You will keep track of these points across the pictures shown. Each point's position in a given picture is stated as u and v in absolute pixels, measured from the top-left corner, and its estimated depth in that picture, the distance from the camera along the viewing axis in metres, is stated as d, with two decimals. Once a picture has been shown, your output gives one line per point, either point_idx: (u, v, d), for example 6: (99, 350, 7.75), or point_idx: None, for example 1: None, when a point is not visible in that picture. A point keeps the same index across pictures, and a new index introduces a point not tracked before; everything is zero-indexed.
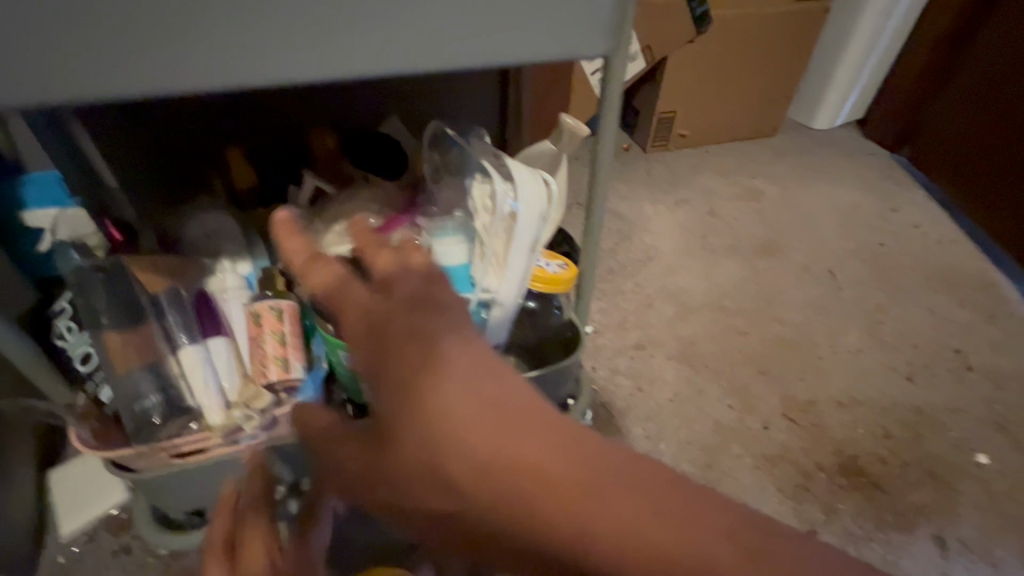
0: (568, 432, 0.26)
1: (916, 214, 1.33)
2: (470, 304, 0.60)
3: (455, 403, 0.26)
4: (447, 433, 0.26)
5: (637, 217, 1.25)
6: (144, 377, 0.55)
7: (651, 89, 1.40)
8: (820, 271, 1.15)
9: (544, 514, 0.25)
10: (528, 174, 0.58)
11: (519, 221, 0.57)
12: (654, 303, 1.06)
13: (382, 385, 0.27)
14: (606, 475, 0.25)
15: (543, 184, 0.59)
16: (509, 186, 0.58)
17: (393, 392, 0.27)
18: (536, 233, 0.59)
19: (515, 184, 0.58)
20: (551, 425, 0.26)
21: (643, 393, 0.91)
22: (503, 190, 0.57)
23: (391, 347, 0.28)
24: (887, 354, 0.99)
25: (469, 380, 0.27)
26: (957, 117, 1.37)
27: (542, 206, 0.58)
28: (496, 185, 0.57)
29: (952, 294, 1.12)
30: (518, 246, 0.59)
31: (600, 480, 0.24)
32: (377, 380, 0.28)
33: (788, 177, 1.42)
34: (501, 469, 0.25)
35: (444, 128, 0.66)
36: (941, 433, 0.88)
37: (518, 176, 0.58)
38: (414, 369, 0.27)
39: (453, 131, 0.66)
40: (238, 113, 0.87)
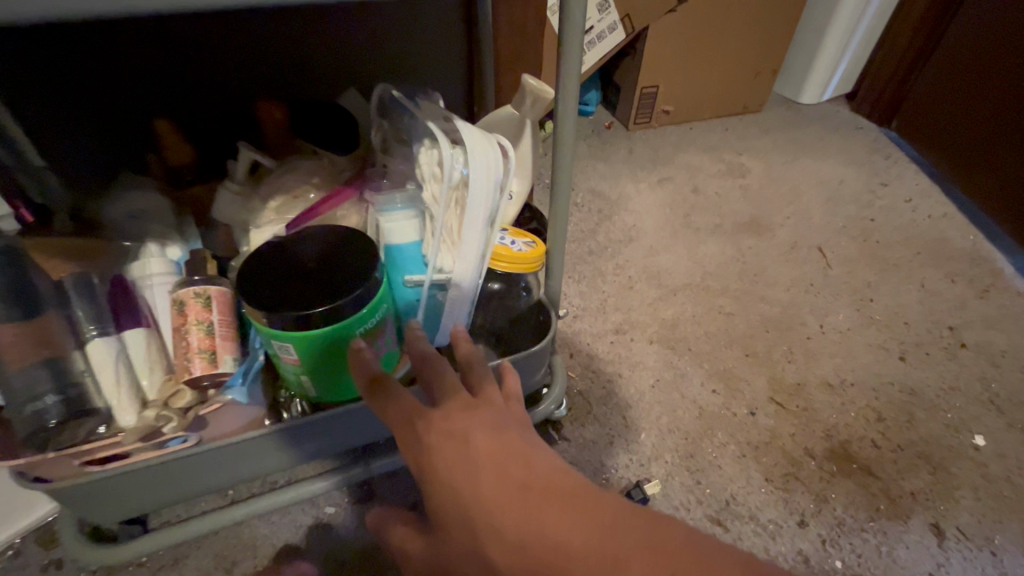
0: (585, 507, 0.30)
1: (906, 188, 1.29)
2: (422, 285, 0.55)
3: (488, 491, 0.31)
4: (491, 521, 0.31)
5: (618, 195, 1.19)
6: (37, 374, 0.47)
7: (631, 62, 1.33)
8: (808, 248, 1.10)
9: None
10: (479, 136, 0.52)
11: (471, 190, 0.51)
12: (635, 284, 1.00)
13: (432, 483, 0.34)
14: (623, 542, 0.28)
15: (498, 148, 0.52)
16: (459, 150, 0.51)
17: (440, 488, 0.33)
18: (492, 204, 0.53)
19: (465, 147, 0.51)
20: (570, 502, 0.30)
21: (622, 379, 0.86)
22: (451, 155, 0.51)
23: (433, 451, 0.34)
24: (878, 332, 0.95)
25: (497, 471, 0.32)
26: (946, 88, 1.32)
27: (497, 173, 0.52)
28: (443, 149, 0.51)
29: (943, 269, 1.08)
30: (472, 219, 0.53)
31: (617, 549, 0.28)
32: (427, 479, 0.34)
33: (775, 152, 1.36)
34: (531, 546, 0.29)
35: (390, 91, 0.60)
36: (935, 414, 0.84)
37: (469, 138, 0.51)
38: (454, 466, 0.33)
39: (399, 93, 0.60)
40: (173, 83, 0.79)
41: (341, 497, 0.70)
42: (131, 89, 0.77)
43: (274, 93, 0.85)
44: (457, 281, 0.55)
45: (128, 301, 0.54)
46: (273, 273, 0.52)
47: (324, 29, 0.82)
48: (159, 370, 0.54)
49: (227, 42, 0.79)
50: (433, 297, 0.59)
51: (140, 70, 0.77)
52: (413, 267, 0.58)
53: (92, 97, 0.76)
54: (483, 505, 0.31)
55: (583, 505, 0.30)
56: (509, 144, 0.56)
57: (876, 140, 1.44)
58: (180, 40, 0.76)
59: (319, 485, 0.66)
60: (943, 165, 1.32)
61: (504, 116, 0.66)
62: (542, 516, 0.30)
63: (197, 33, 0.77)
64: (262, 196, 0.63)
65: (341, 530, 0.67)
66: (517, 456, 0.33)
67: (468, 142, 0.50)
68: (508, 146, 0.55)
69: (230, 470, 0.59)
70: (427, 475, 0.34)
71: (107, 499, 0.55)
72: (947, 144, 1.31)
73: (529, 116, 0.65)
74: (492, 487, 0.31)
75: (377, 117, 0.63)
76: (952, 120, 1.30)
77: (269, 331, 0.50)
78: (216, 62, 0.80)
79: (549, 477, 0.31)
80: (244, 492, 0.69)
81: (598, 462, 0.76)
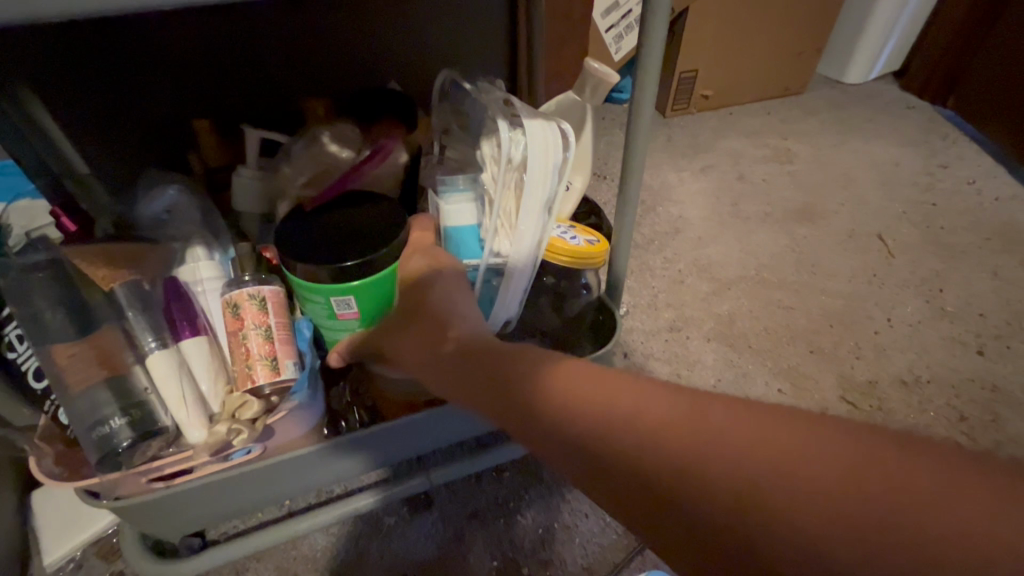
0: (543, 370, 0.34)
1: (967, 168, 1.21)
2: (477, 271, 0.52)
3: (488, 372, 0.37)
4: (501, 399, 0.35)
5: (661, 185, 1.14)
6: (101, 394, 0.46)
7: (670, 46, 1.28)
8: (867, 235, 1.05)
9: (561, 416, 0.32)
10: (540, 121, 0.49)
11: (529, 173, 0.48)
12: (687, 278, 0.96)
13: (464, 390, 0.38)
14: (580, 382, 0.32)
15: (558, 130, 0.49)
16: (518, 134, 0.49)
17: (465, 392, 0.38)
18: (550, 188, 0.50)
19: (524, 131, 0.49)
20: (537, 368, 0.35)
21: (682, 379, 0.82)
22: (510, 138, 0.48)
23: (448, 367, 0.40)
24: (951, 324, 0.89)
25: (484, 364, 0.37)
26: (1012, 62, 1.24)
27: (557, 153, 0.49)
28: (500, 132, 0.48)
29: (1017, 255, 1.01)
30: (528, 202, 0.49)
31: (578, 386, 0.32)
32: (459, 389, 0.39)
33: (824, 135, 1.30)
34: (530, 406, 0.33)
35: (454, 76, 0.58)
36: (1023, 413, 0.78)
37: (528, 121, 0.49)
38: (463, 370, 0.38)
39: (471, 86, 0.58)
40: (207, 88, 0.77)
41: (399, 506, 0.68)
42: (163, 93, 0.75)
43: (310, 93, 0.81)
44: (513, 269, 0.51)
45: (182, 304, 0.51)
46: (316, 239, 0.51)
47: (359, 26, 0.79)
48: (220, 380, 0.51)
49: (260, 42, 0.76)
50: (486, 286, 0.55)
51: (174, 75, 0.75)
52: (464, 251, 0.53)
53: (125, 102, 0.74)
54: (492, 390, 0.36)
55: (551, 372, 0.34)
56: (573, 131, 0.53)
57: (932, 119, 1.36)
58: (212, 42, 0.74)
59: (369, 498, 0.65)
60: (1008, 145, 1.24)
61: (566, 102, 0.62)
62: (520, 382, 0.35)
63: (230, 36, 0.74)
64: (293, 176, 0.60)
65: (400, 539, 0.65)
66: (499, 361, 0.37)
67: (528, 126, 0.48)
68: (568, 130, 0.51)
69: (292, 483, 0.57)
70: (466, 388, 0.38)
71: (172, 513, 0.53)
72: (1014, 122, 1.23)
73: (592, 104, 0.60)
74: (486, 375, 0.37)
75: (438, 104, 0.61)
76: (1020, 95, 1.22)
77: (331, 286, 0.49)
78: (249, 64, 0.77)
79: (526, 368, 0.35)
80: (301, 503, 0.67)
81: None
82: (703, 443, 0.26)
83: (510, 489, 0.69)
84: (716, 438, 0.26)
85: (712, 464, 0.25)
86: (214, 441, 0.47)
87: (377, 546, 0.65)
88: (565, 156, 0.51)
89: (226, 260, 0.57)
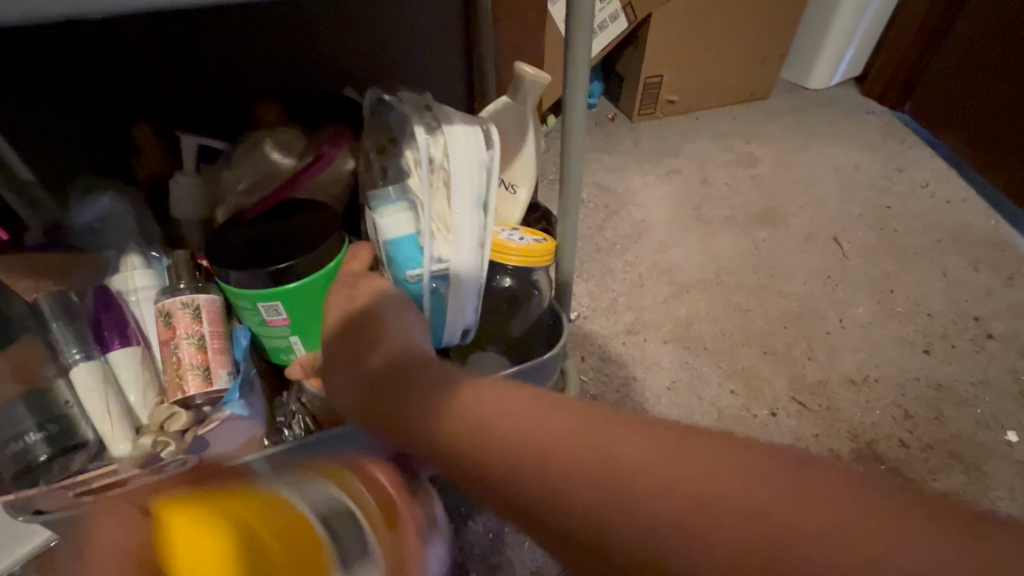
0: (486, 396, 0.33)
1: (922, 172, 1.25)
2: (420, 279, 0.51)
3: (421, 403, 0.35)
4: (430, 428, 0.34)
5: (625, 189, 1.15)
6: (16, 408, 0.45)
7: (635, 52, 1.29)
8: (824, 238, 1.07)
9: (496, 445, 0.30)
10: (457, 121, 0.51)
11: (453, 170, 0.49)
12: (647, 281, 0.97)
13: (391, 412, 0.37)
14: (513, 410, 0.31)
15: (480, 130, 0.51)
16: (436, 134, 0.50)
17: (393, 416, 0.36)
18: (481, 186, 0.51)
19: (442, 132, 0.50)
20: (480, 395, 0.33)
21: (638, 381, 0.83)
22: (428, 142, 0.50)
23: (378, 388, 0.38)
24: (901, 324, 0.91)
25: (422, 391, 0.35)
26: (963, 69, 1.28)
27: (481, 151, 0.50)
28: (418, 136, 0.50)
29: (966, 256, 1.04)
30: (461, 202, 0.50)
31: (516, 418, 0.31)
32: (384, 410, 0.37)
33: (785, 139, 1.32)
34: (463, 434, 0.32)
35: (380, 94, 0.58)
36: (965, 410, 0.81)
37: (446, 124, 0.50)
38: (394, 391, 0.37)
39: (391, 97, 0.57)
40: (152, 94, 0.74)
41: None
42: (105, 99, 0.73)
43: (261, 99, 0.79)
44: (458, 271, 0.52)
45: (111, 315, 0.52)
46: (246, 246, 0.51)
47: (312, 31, 0.78)
48: (151, 390, 0.52)
49: (207, 48, 0.74)
50: (433, 294, 0.54)
51: (117, 81, 0.72)
52: (406, 262, 0.52)
53: (65, 107, 0.71)
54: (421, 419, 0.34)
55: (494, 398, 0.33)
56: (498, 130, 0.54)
57: (890, 124, 1.39)
58: (157, 46, 0.72)
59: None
60: (961, 149, 1.28)
61: (503, 107, 0.62)
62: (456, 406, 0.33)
63: (175, 41, 0.72)
64: (232, 179, 0.59)
65: None
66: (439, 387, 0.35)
67: (445, 126, 0.50)
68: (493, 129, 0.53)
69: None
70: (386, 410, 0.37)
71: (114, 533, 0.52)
72: (966, 126, 1.27)
73: (527, 106, 0.61)
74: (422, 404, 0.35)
75: (370, 122, 0.59)
76: (972, 101, 1.26)
77: (255, 293, 0.50)
78: (196, 69, 0.75)
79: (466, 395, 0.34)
80: None
81: None
82: (632, 480, 0.26)
83: (461, 494, 0.69)
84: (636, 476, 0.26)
85: (644, 497, 0.26)
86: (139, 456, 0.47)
87: None
88: (489, 152, 0.52)
89: (162, 268, 0.57)
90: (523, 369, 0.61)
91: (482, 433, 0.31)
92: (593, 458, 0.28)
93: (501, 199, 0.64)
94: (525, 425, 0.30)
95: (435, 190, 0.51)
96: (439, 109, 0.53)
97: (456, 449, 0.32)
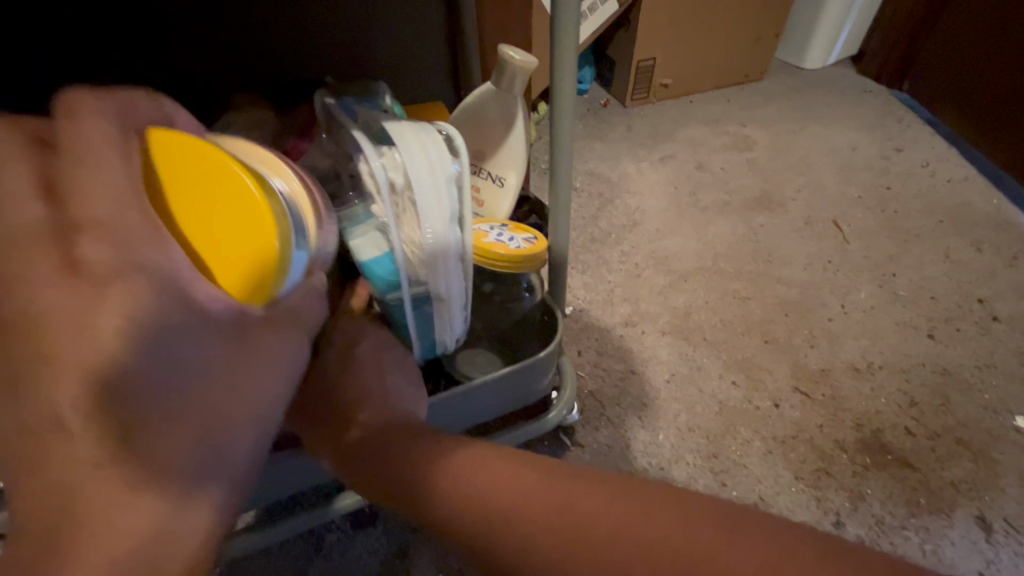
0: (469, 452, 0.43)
1: (922, 152, 1.22)
2: (401, 303, 0.49)
3: (413, 455, 0.44)
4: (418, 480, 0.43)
5: (619, 177, 1.12)
6: None
7: (625, 35, 1.25)
8: (823, 222, 1.04)
9: (476, 494, 0.40)
10: (411, 135, 0.46)
11: (415, 192, 0.45)
12: (643, 272, 0.94)
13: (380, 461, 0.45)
14: (489, 463, 0.42)
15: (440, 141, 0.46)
16: (390, 156, 0.46)
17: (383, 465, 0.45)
18: (451, 202, 0.46)
19: (395, 151, 0.46)
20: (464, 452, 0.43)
21: (637, 375, 0.80)
22: (382, 163, 0.45)
23: (373, 441, 0.47)
24: (904, 309, 0.89)
25: (416, 441, 0.45)
26: (961, 45, 1.24)
27: (446, 166, 0.46)
28: (370, 162, 0.45)
29: (969, 237, 1.02)
30: (430, 226, 0.45)
31: (489, 470, 0.41)
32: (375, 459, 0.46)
33: (782, 122, 1.29)
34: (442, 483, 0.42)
35: (326, 99, 0.55)
36: (972, 396, 0.79)
37: (400, 140, 0.46)
38: (389, 444, 0.46)
39: (333, 101, 0.54)
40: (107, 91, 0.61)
41: (342, 522, 0.66)
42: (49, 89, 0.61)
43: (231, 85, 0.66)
44: (438, 292, 0.49)
45: None
46: None
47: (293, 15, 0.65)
48: None
49: (164, 31, 0.61)
50: (417, 312, 0.52)
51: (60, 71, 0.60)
52: (385, 285, 0.49)
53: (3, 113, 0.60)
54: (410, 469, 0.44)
55: (477, 456, 0.43)
56: (457, 132, 0.50)
57: (888, 103, 1.36)
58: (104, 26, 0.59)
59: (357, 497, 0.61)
60: (961, 127, 1.25)
61: (488, 94, 0.59)
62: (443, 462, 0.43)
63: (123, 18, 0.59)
64: None
65: (344, 557, 0.63)
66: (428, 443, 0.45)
67: (399, 146, 0.45)
68: (455, 136, 0.49)
69: (269, 489, 0.54)
70: (381, 457, 0.46)
71: None
72: (966, 103, 1.24)
73: (515, 94, 0.58)
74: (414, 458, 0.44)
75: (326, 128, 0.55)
76: (972, 77, 1.23)
77: None
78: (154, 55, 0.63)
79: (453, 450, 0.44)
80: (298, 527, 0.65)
81: (615, 467, 0.71)
82: (573, 516, 0.36)
83: None
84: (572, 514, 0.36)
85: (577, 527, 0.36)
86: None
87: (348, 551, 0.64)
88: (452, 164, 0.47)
89: None
90: (518, 371, 0.58)
91: (462, 487, 0.41)
92: (551, 508, 0.37)
93: (489, 192, 0.61)
94: (509, 485, 0.40)
95: (401, 211, 0.47)
96: (389, 123, 0.48)
97: (441, 497, 0.41)
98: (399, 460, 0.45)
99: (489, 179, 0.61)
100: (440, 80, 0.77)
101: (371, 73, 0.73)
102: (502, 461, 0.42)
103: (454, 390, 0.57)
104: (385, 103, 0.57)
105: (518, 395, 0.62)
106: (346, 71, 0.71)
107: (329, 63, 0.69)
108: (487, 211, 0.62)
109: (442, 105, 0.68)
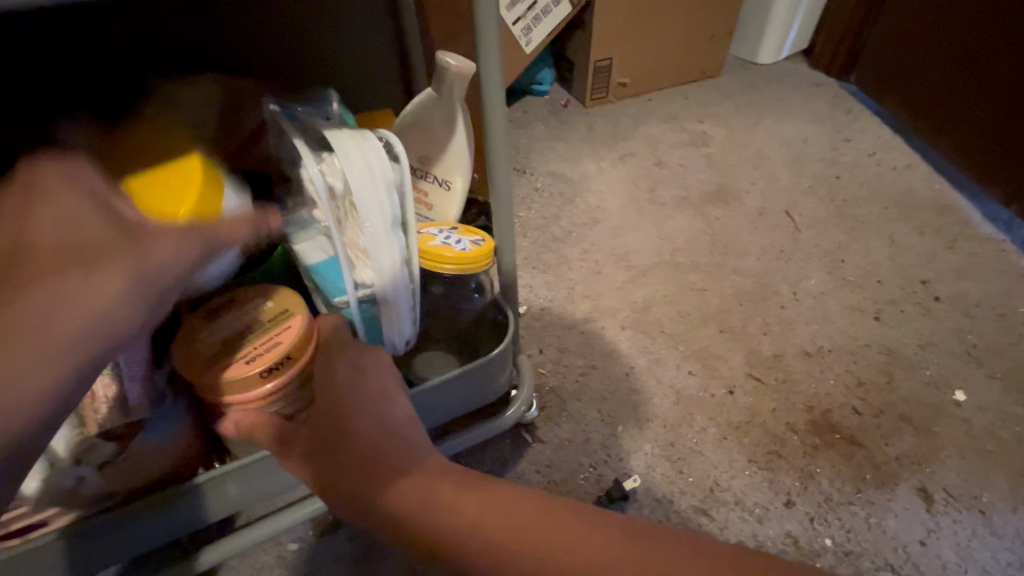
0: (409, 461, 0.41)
1: (869, 141, 1.26)
2: (346, 306, 0.49)
3: (348, 453, 0.42)
4: (354, 482, 0.41)
5: (579, 176, 1.14)
6: None
7: (581, 36, 1.28)
8: (776, 213, 1.07)
9: (417, 507, 0.38)
10: (348, 139, 0.45)
11: (354, 198, 0.44)
12: (603, 268, 0.96)
13: (318, 462, 0.43)
14: (431, 479, 0.40)
15: (379, 142, 0.46)
16: (328, 160, 0.45)
17: (323, 463, 0.43)
18: (392, 206, 0.46)
19: (334, 155, 0.45)
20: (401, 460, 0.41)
21: (597, 370, 0.82)
22: (321, 169, 0.45)
23: (311, 451, 0.44)
24: (852, 293, 0.93)
25: (350, 446, 0.42)
26: (902, 38, 1.29)
27: (386, 170, 0.45)
28: (308, 167, 0.45)
29: (912, 222, 1.06)
30: (371, 229, 0.45)
31: (432, 484, 0.39)
32: (314, 463, 0.44)
33: (737, 116, 1.32)
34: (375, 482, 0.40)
35: (270, 106, 0.54)
36: (915, 373, 0.82)
37: (338, 143, 0.45)
38: (324, 453, 0.43)
39: (278, 108, 0.54)
40: (46, 101, 0.60)
41: (304, 531, 0.66)
42: None
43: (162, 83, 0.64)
44: (384, 294, 0.49)
45: None
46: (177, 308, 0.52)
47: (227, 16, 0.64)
48: None
49: (85, 39, 0.59)
50: (366, 314, 0.52)
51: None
52: (333, 287, 0.50)
53: None
54: (347, 469, 0.41)
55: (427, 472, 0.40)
56: (397, 136, 0.49)
57: (837, 95, 1.41)
58: (31, 53, 0.58)
59: None
60: (905, 116, 1.30)
61: (427, 101, 0.60)
62: (380, 467, 0.41)
63: (60, 40, 0.58)
64: None
65: (310, 563, 0.64)
66: (363, 448, 0.42)
67: (336, 150, 0.44)
68: (396, 142, 0.48)
69: (260, 491, 0.56)
70: (316, 460, 0.44)
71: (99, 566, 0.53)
72: (907, 93, 1.29)
73: (453, 99, 0.59)
74: (350, 461, 0.41)
75: (273, 135, 0.55)
76: (912, 68, 1.28)
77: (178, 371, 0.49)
78: (98, 75, 0.61)
79: (397, 457, 0.41)
80: (296, 533, 0.66)
81: (576, 462, 0.72)
82: (528, 535, 0.35)
83: None
84: (526, 533, 0.35)
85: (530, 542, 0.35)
86: (83, 448, 0.47)
87: (310, 556, 0.64)
88: (392, 166, 0.46)
89: None
90: (471, 370, 0.59)
91: (410, 500, 0.39)
92: (497, 527, 0.36)
93: (436, 197, 0.62)
94: (461, 503, 0.38)
95: (343, 215, 0.47)
96: (328, 128, 0.48)
97: (384, 504, 0.39)
98: (342, 455, 0.42)
99: (436, 183, 0.62)
100: (391, 89, 0.78)
101: (318, 80, 0.73)
102: (449, 480, 0.40)
103: (407, 394, 0.58)
104: (333, 107, 0.56)
105: (474, 394, 0.63)
106: (291, 80, 0.71)
107: (275, 74, 0.70)
108: (437, 215, 0.63)
109: (389, 111, 0.68)
